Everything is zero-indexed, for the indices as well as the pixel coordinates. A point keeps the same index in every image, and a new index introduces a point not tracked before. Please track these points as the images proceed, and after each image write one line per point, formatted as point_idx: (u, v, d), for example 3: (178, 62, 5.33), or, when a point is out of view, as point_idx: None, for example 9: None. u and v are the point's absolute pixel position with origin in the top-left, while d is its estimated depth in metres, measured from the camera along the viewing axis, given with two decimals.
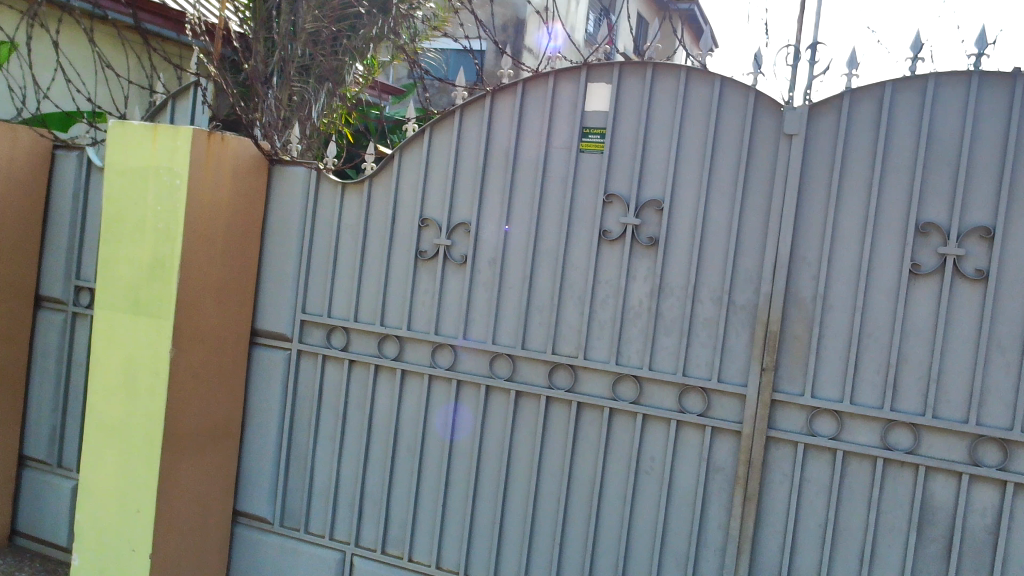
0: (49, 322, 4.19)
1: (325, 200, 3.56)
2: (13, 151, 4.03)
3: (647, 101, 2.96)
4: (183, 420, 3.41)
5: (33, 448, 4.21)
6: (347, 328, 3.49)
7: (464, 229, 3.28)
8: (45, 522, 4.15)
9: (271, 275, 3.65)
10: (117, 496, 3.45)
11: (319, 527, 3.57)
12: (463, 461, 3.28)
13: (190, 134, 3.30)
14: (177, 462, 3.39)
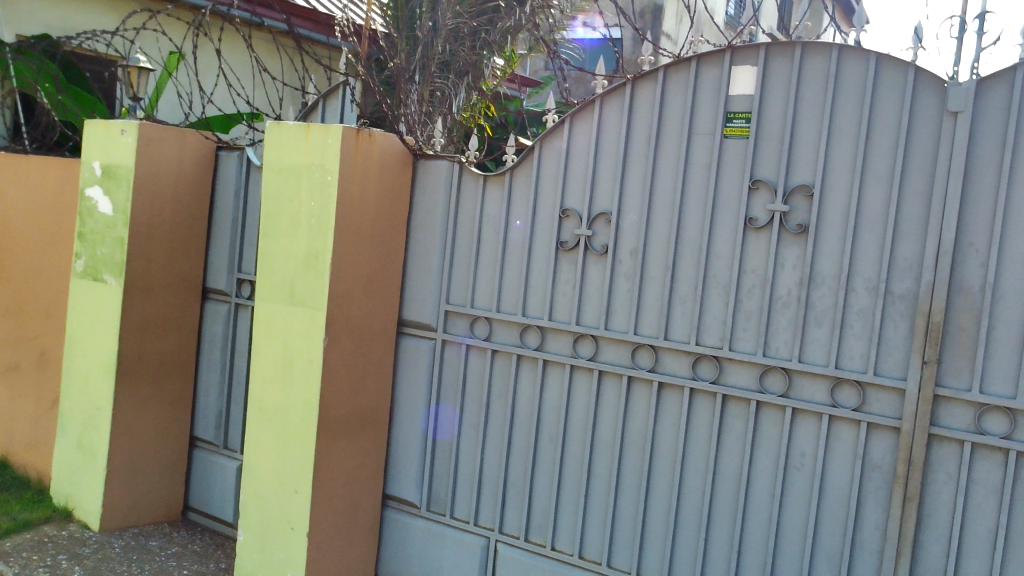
0: (215, 312, 4.48)
1: (468, 193, 3.62)
2: (182, 153, 4.36)
3: (795, 82, 2.84)
4: (336, 406, 3.56)
5: (202, 430, 4.52)
6: (490, 318, 3.54)
7: (605, 219, 3.26)
8: (213, 499, 4.44)
9: (416, 266, 3.75)
10: (277, 477, 3.65)
11: (464, 513, 3.65)
12: (605, 452, 3.27)
13: (340, 132, 3.45)
14: (330, 446, 3.56)
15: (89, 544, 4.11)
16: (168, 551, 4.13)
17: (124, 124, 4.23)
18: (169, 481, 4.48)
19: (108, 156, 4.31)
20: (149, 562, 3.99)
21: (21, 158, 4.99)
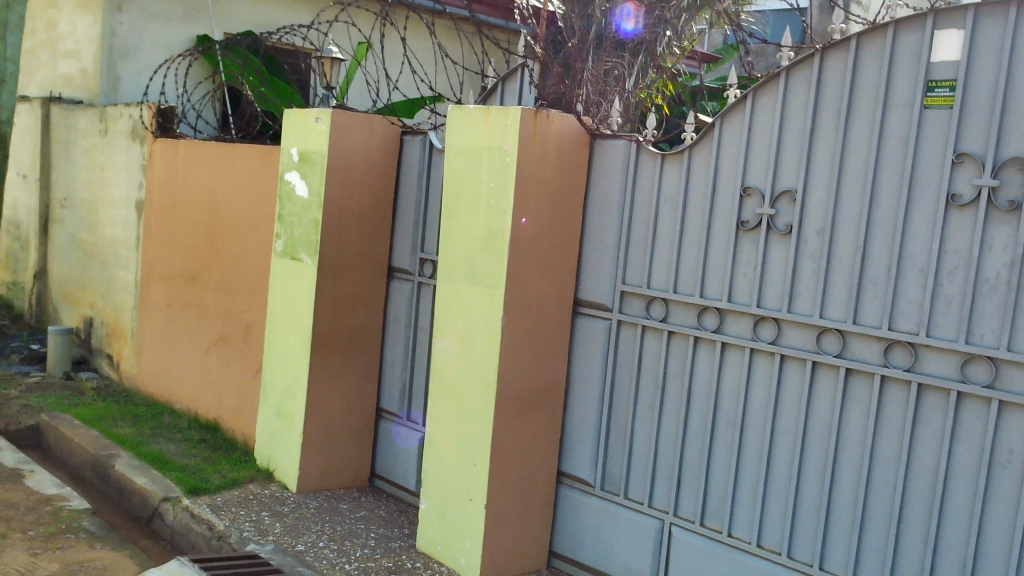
0: (399, 290, 4.68)
1: (645, 172, 3.57)
2: (370, 138, 4.58)
3: (1008, 45, 2.60)
4: (513, 382, 3.65)
5: (387, 402, 4.75)
6: (667, 299, 3.49)
7: (789, 197, 3.13)
8: (396, 468, 4.67)
9: (592, 245, 3.76)
10: (457, 448, 3.79)
11: (639, 494, 3.64)
12: (786, 438, 3.15)
13: (519, 113, 3.52)
14: (507, 421, 3.66)
15: (287, 504, 4.44)
16: (356, 514, 4.39)
17: (319, 112, 4.50)
18: (357, 449, 4.75)
19: (305, 143, 4.60)
20: (340, 524, 4.26)
21: (230, 147, 5.43)
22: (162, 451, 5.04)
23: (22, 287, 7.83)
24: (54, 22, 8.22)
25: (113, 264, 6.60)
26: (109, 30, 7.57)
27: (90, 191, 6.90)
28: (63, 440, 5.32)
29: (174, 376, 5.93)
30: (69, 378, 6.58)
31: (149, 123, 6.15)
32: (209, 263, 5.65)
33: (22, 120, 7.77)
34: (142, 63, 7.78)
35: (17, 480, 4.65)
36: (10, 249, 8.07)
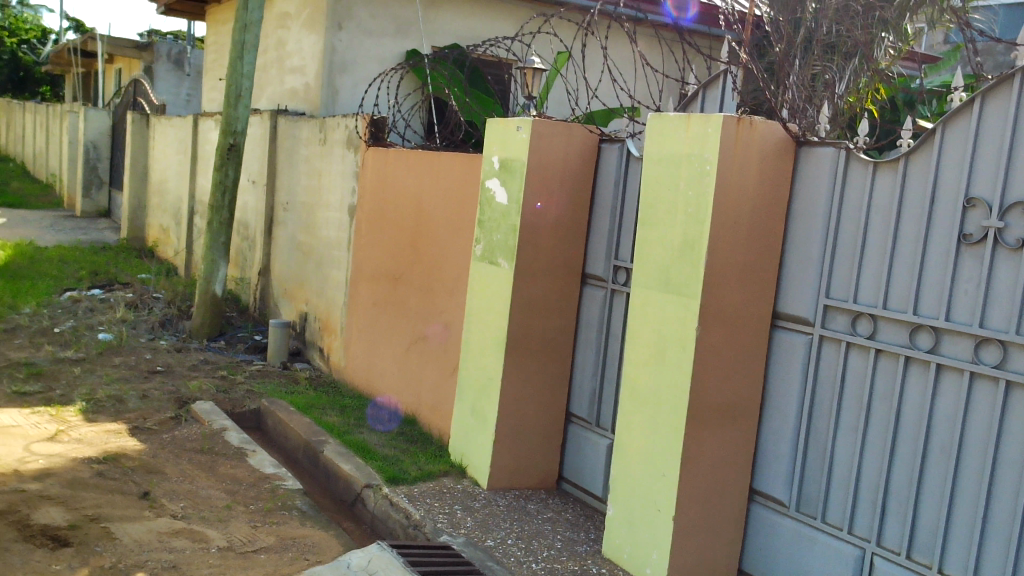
0: (593, 296, 4.71)
1: (855, 180, 3.39)
2: (568, 146, 4.66)
3: None
4: (706, 393, 3.59)
5: (577, 407, 4.79)
6: (875, 315, 3.29)
7: (1022, 209, 2.87)
8: (585, 472, 4.70)
9: (794, 257, 3.62)
10: (647, 457, 3.77)
11: (838, 519, 3.45)
12: (1011, 471, 2.89)
13: (721, 121, 3.46)
14: (699, 432, 3.61)
15: (478, 499, 4.60)
16: (544, 515, 4.47)
17: (520, 121, 4.63)
18: (547, 452, 4.84)
19: (506, 151, 4.75)
20: (528, 523, 4.35)
21: (435, 156, 5.70)
22: (365, 441, 5.36)
23: (249, 283, 8.60)
24: (284, 41, 9.27)
25: (327, 264, 7.11)
26: (330, 46, 8.45)
27: (309, 195, 7.47)
28: (280, 425, 5.79)
29: (377, 371, 6.30)
30: (286, 368, 7.15)
31: (363, 133, 6.56)
32: (412, 265, 5.95)
33: (253, 132, 8.55)
34: (358, 78, 8.61)
35: (241, 457, 5.12)
36: (240, 249, 8.88)
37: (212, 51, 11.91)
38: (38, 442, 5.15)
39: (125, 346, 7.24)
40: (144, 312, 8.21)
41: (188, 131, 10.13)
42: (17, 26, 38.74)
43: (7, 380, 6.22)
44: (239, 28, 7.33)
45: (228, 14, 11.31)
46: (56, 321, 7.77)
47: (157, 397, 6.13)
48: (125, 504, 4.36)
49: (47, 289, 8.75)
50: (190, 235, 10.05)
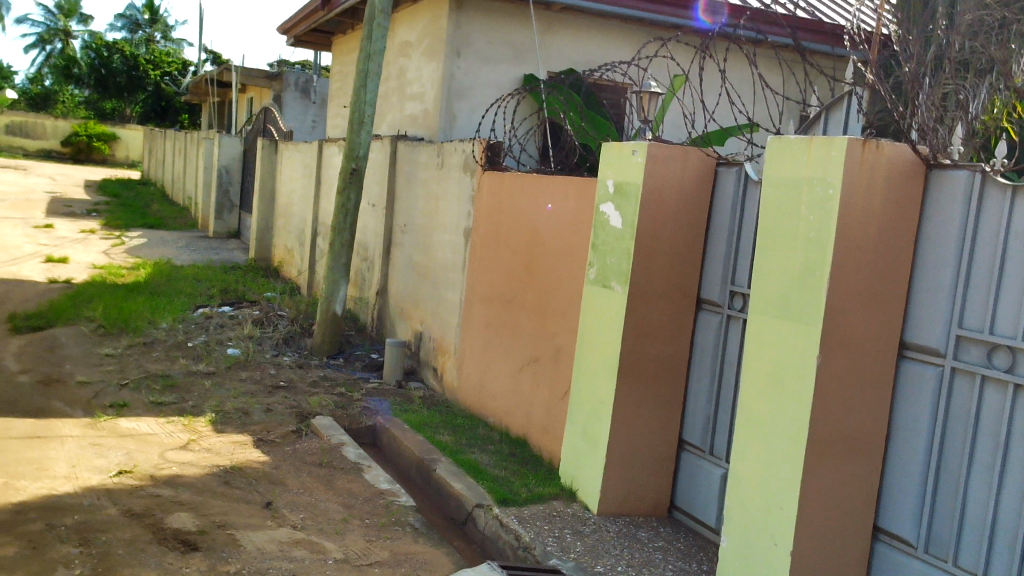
0: (707, 322, 4.63)
1: (991, 204, 3.20)
2: (684, 170, 4.61)
3: None
4: (826, 424, 3.48)
5: (690, 434, 4.71)
6: (1014, 347, 3.09)
7: None
8: (698, 501, 4.60)
9: (924, 284, 3.46)
10: (763, 487, 3.67)
11: (971, 564, 3.24)
12: None
13: (845, 144, 3.36)
14: (819, 464, 3.49)
15: (588, 524, 4.57)
16: (655, 543, 4.41)
17: (635, 145, 4.63)
18: (659, 479, 4.77)
19: (621, 175, 4.74)
20: (639, 551, 4.29)
21: (550, 180, 5.76)
22: (477, 461, 5.43)
23: (367, 303, 8.87)
24: (406, 69, 9.61)
25: (442, 285, 7.26)
26: (449, 73, 8.79)
27: (426, 218, 7.66)
28: (394, 441, 5.93)
29: (489, 392, 6.37)
30: (401, 387, 7.32)
31: (479, 157, 6.69)
32: (525, 287, 6.01)
33: (374, 156, 8.85)
34: (475, 103, 8.93)
35: (357, 472, 5.27)
36: (359, 270, 9.19)
37: (337, 80, 12.44)
38: (172, 450, 5.45)
39: (252, 361, 7.59)
40: (270, 329, 8.58)
41: (313, 156, 10.59)
42: (160, 60, 41.45)
43: (145, 390, 6.62)
44: (363, 58, 7.64)
45: (352, 45, 11.81)
46: (190, 336, 8.22)
47: (280, 411, 6.39)
48: (250, 513, 4.56)
49: (182, 306, 9.28)
50: (312, 256, 10.47)
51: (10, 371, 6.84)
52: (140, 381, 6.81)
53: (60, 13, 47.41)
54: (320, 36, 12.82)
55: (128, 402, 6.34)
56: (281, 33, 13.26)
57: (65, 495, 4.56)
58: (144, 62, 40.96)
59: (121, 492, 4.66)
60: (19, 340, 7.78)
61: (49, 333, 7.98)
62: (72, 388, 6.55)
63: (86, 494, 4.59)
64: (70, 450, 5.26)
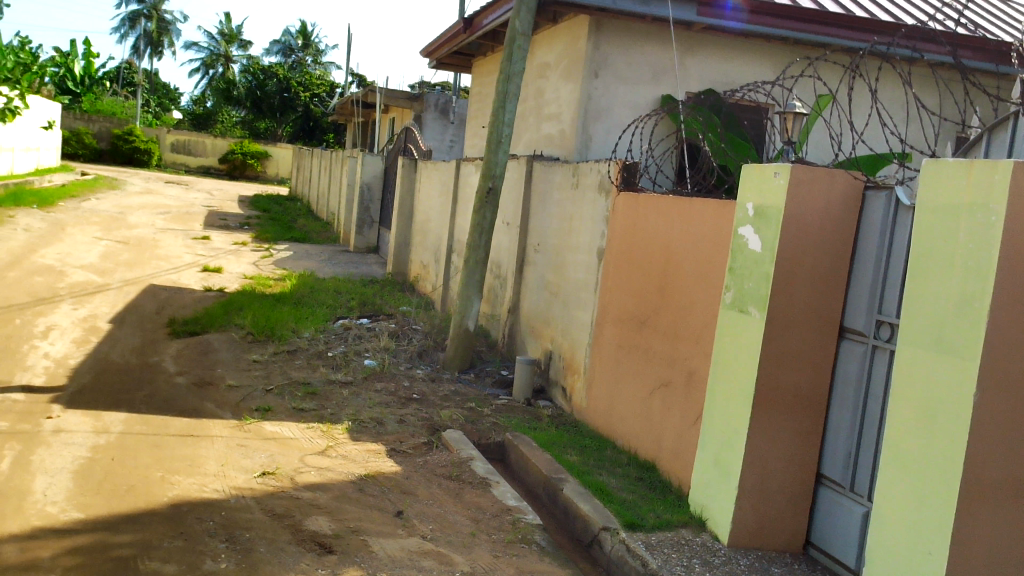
0: (851, 352, 4.43)
1: None
2: (830, 193, 4.44)
3: None
4: (983, 467, 3.25)
5: (829, 468, 4.50)
6: None
7: None
8: (837, 540, 4.38)
9: None
10: (910, 530, 3.46)
11: None
12: None
13: (1010, 168, 3.15)
14: (974, 510, 3.27)
15: (718, 555, 4.44)
16: None
17: (778, 167, 4.49)
18: (794, 513, 4.58)
19: (762, 198, 4.62)
20: None
21: (688, 202, 5.68)
22: (604, 483, 5.39)
23: (499, 320, 8.99)
24: (544, 90, 9.75)
25: (573, 305, 7.27)
26: (587, 94, 8.88)
27: (560, 237, 7.70)
28: (522, 459, 5.97)
29: (617, 414, 6.31)
30: (530, 405, 7.37)
31: (615, 178, 6.67)
32: (659, 309, 5.93)
33: (510, 176, 8.98)
34: (612, 123, 8.98)
35: (485, 487, 5.33)
36: (492, 287, 9.33)
37: (476, 101, 12.75)
38: (311, 455, 5.68)
39: (387, 372, 7.83)
40: (404, 342, 8.83)
41: (451, 175, 10.87)
42: (310, 82, 43.70)
43: (288, 396, 6.94)
44: (503, 79, 7.79)
45: (492, 66, 12.08)
46: (330, 345, 8.57)
47: (413, 422, 6.55)
48: (382, 520, 4.69)
49: (324, 316, 9.69)
50: (447, 272, 10.72)
51: (169, 373, 7.33)
52: (284, 387, 7.15)
53: (223, 40, 50.76)
54: (461, 58, 13.19)
55: (273, 407, 6.67)
56: (424, 55, 13.72)
57: (214, 491, 4.83)
58: (296, 85, 43.29)
59: (264, 492, 4.90)
60: (177, 344, 8.33)
61: (203, 338, 8.50)
62: (222, 391, 6.95)
63: (232, 492, 4.85)
64: (219, 450, 5.58)
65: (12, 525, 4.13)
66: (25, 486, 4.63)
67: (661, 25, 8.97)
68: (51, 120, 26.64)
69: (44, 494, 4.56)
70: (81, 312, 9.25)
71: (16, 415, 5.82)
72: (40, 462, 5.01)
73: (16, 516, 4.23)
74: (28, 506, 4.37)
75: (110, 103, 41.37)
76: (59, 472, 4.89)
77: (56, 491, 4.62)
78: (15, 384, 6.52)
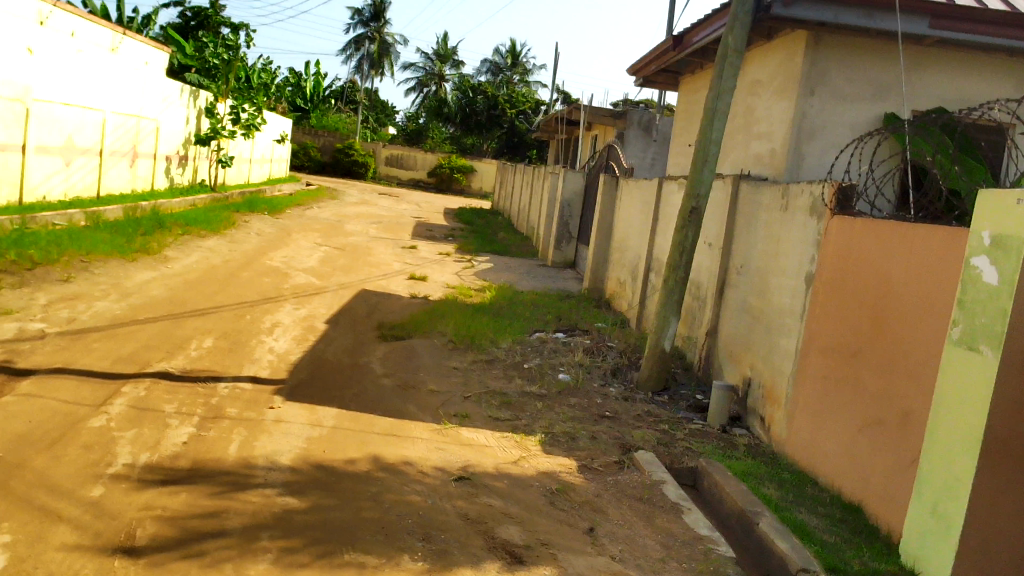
0: None
1: None
2: None
3: None
4: None
5: None
6: None
7: None
8: None
9: None
10: None
11: None
12: None
13: None
14: None
15: None
16: None
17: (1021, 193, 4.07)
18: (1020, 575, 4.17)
19: (1000, 226, 4.21)
20: None
21: (912, 227, 5.29)
22: (804, 522, 5.11)
23: (696, 342, 8.77)
24: (755, 108, 9.54)
25: (777, 331, 6.95)
26: (801, 112, 8.64)
27: (765, 261, 7.41)
28: (716, 488, 5.76)
29: (821, 450, 5.96)
30: (725, 432, 7.13)
31: (829, 200, 6.33)
32: (873, 341, 5.55)
33: (714, 195, 8.76)
34: (827, 142, 8.66)
35: (677, 513, 5.20)
36: (690, 309, 9.13)
37: (682, 119, 12.60)
38: (505, 463, 5.80)
39: (581, 388, 7.85)
40: (599, 359, 8.83)
41: (652, 193, 10.77)
42: (516, 99, 44.95)
43: (485, 404, 7.14)
44: (713, 96, 7.64)
45: (700, 84, 11.88)
46: (526, 357, 8.73)
47: (605, 440, 6.53)
48: (571, 536, 4.69)
49: (521, 329, 9.88)
50: (644, 291, 10.62)
51: (376, 374, 7.75)
52: (481, 395, 7.35)
53: (437, 60, 53.33)
54: (668, 76, 13.11)
55: (470, 414, 6.87)
56: (631, 73, 13.75)
57: (413, 491, 5.03)
58: (503, 102, 44.71)
59: (459, 496, 5.04)
60: (385, 346, 8.80)
61: (408, 343, 8.93)
62: (424, 395, 7.25)
63: (429, 493, 5.02)
64: (419, 451, 5.82)
65: (235, 504, 4.51)
66: (248, 469, 5.04)
67: (887, 39, 8.59)
68: (283, 135, 29.08)
69: (264, 477, 4.94)
70: (302, 312, 9.99)
71: (245, 403, 6.37)
72: (261, 448, 5.45)
73: (239, 496, 4.62)
74: (250, 487, 4.76)
75: (335, 119, 44.60)
76: (277, 458, 5.28)
77: (274, 475, 5.00)
78: (244, 375, 7.14)
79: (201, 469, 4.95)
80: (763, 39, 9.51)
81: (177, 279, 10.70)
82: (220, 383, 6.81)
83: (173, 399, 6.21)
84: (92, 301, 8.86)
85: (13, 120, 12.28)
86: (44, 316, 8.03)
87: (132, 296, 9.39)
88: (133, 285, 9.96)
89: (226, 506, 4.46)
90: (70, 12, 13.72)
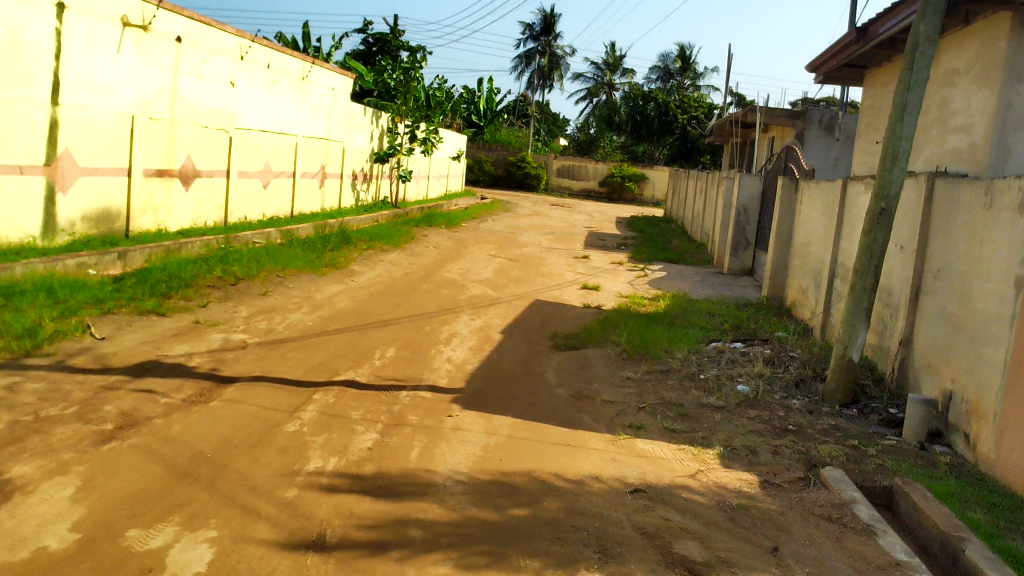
0: None
1: None
2: None
3: None
4: None
5: None
6: None
7: None
8: None
9: None
10: None
11: None
12: None
13: None
14: None
15: None
16: None
17: None
18: None
19: None
20: None
21: None
22: (1018, 550, 4.65)
23: (888, 352, 8.20)
24: (953, 100, 8.88)
25: (982, 341, 6.36)
26: (1006, 101, 7.99)
27: (967, 264, 6.82)
28: (915, 510, 5.34)
29: None
30: (924, 449, 6.63)
31: None
32: None
33: (906, 194, 8.17)
34: None
35: (871, 536, 4.87)
36: (881, 316, 8.54)
37: (868, 114, 11.91)
38: (682, 476, 5.66)
39: (761, 401, 7.54)
40: (781, 370, 8.45)
41: (836, 194, 10.21)
42: (688, 105, 44.08)
43: (661, 416, 7.01)
44: (903, 89, 7.15)
45: (888, 76, 11.15)
46: (703, 368, 8.50)
47: (788, 455, 6.22)
48: (754, 555, 4.49)
49: (697, 338, 9.64)
50: (829, 299, 10.07)
51: (550, 383, 7.79)
52: (656, 407, 7.22)
53: (607, 70, 53.38)
54: (852, 70, 12.45)
55: (645, 425, 6.77)
56: (811, 70, 13.12)
57: (588, 502, 5.01)
58: (675, 108, 44.06)
59: (636, 509, 4.96)
60: (558, 356, 8.85)
61: (582, 353, 8.93)
62: (598, 405, 7.21)
63: (605, 505, 4.98)
64: (594, 461, 5.79)
65: (418, 509, 4.65)
66: (429, 475, 5.20)
67: None
68: (459, 151, 30.07)
69: (444, 483, 5.08)
70: (478, 322, 10.23)
71: (425, 411, 6.59)
72: (441, 455, 5.61)
73: (421, 501, 4.76)
74: (431, 493, 4.90)
75: (506, 134, 45.69)
76: (456, 465, 5.41)
77: (453, 482, 5.12)
78: (424, 384, 7.39)
79: (385, 474, 5.16)
80: (961, 24, 8.79)
81: (362, 292, 11.26)
82: (402, 391, 7.09)
83: (359, 406, 6.52)
84: (287, 313, 9.50)
85: (219, 148, 13.38)
86: (245, 327, 8.69)
87: (322, 308, 9.97)
88: (323, 298, 10.59)
89: (408, 511, 4.61)
90: (266, 46, 14.84)
